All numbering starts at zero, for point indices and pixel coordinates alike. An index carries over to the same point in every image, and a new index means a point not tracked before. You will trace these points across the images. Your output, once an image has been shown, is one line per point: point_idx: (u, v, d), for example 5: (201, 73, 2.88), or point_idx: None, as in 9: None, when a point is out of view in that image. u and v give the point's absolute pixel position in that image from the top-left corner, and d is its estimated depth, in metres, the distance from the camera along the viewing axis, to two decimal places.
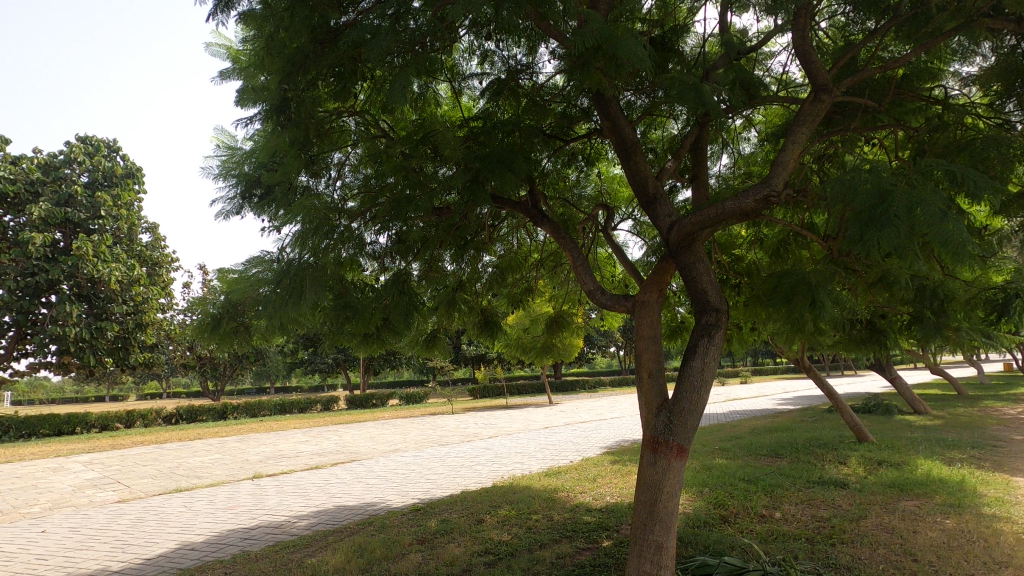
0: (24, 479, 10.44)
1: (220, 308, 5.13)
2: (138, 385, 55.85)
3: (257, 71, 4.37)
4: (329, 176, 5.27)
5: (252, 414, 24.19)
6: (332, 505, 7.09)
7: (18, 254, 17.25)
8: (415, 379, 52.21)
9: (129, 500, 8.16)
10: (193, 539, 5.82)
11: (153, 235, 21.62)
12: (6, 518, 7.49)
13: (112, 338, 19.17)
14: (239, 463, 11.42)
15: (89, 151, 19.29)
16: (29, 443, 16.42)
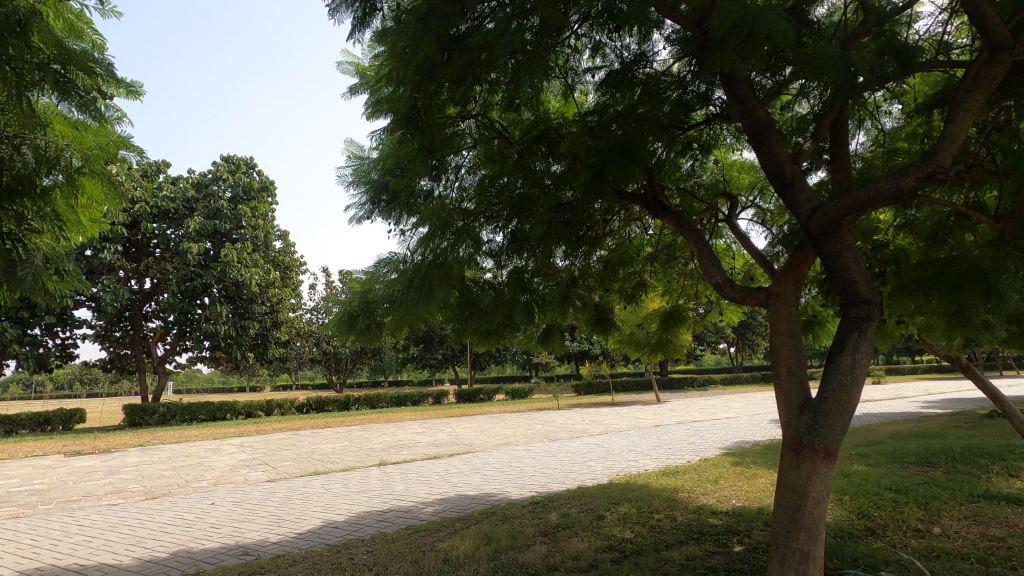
0: (191, 458, 12.02)
1: (355, 306, 5.47)
2: (273, 378, 61.88)
3: (389, 83, 4.64)
4: (447, 179, 5.47)
5: (372, 405, 25.96)
6: (454, 494, 7.41)
7: (179, 262, 19.75)
8: (518, 375, 53.12)
9: (278, 480, 9.09)
10: (335, 518, 6.36)
11: (285, 242, 23.92)
12: (182, 490, 8.66)
13: (254, 335, 21.53)
14: (366, 450, 12.31)
15: (232, 168, 21.72)
16: (192, 427, 18.84)
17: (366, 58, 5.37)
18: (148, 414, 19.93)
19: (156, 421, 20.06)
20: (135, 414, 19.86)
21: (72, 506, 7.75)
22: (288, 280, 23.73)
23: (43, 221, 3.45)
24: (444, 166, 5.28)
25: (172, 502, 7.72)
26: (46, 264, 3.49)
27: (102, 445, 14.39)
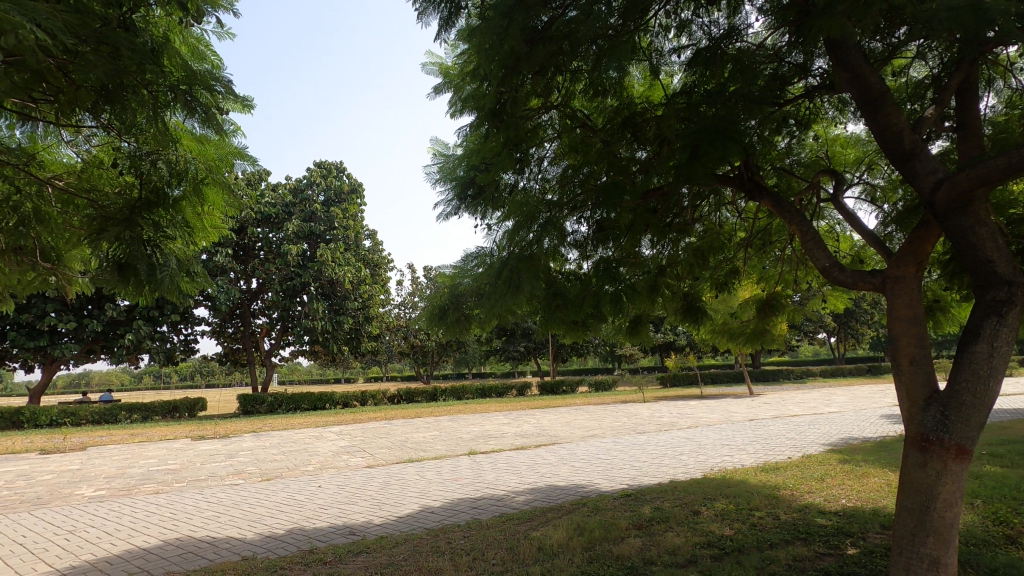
0: (298, 444, 12.98)
1: (446, 299, 5.62)
2: (365, 371, 65.38)
3: (473, 80, 4.72)
4: (531, 171, 5.48)
5: (458, 396, 26.74)
6: (544, 484, 7.47)
7: (280, 263, 21.26)
8: (601, 367, 52.60)
9: (376, 466, 9.60)
10: (431, 504, 6.62)
11: (374, 240, 25.11)
12: (292, 473, 9.39)
13: (348, 329, 22.82)
14: (456, 439, 12.71)
15: (324, 173, 23.16)
16: (296, 415, 20.33)
17: (450, 57, 5.49)
18: (258, 403, 21.73)
19: (265, 409, 21.81)
20: (248, 403, 21.70)
21: (201, 485, 8.63)
22: (378, 277, 24.95)
23: (176, 228, 3.86)
24: (527, 158, 5.31)
25: (285, 484, 8.38)
26: (180, 267, 3.90)
27: (221, 430, 15.88)
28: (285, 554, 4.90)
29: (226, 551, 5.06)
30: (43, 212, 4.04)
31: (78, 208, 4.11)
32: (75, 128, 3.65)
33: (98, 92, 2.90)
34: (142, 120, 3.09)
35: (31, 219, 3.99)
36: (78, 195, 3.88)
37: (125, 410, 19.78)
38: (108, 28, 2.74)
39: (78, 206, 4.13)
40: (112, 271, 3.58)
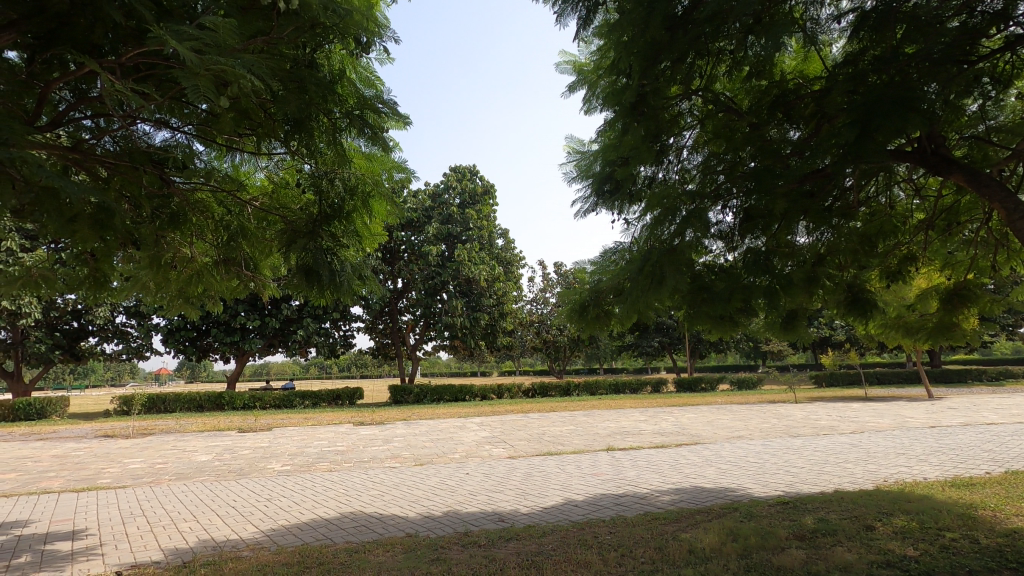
0: (444, 432, 13.89)
1: (586, 295, 5.64)
2: (500, 364, 67.90)
3: (609, 74, 4.69)
4: (669, 163, 5.30)
5: (591, 391, 26.71)
6: (690, 485, 7.20)
7: (423, 263, 22.80)
8: (744, 364, 49.37)
9: (517, 457, 9.95)
10: (574, 497, 6.71)
11: (506, 239, 25.99)
12: (442, 460, 10.09)
13: (485, 325, 23.91)
14: (593, 435, 12.73)
15: (459, 177, 24.48)
16: (440, 406, 21.71)
17: (583, 54, 5.51)
18: (407, 393, 23.55)
19: (413, 400, 23.57)
20: (398, 393, 23.61)
21: (366, 466, 9.63)
22: (511, 274, 25.78)
23: (349, 238, 4.31)
24: (666, 149, 5.13)
25: (436, 469, 9.02)
26: (353, 272, 4.36)
27: (377, 418, 17.51)
28: (443, 534, 5.30)
29: (392, 527, 5.59)
30: (246, 228, 4.79)
31: (271, 224, 4.82)
32: (266, 156, 4.24)
33: (288, 123, 3.39)
34: (320, 141, 3.52)
35: (238, 235, 4.79)
36: (272, 213, 4.55)
37: (299, 397, 22.63)
38: (295, 68, 3.15)
39: (270, 222, 4.83)
40: (300, 277, 4.16)
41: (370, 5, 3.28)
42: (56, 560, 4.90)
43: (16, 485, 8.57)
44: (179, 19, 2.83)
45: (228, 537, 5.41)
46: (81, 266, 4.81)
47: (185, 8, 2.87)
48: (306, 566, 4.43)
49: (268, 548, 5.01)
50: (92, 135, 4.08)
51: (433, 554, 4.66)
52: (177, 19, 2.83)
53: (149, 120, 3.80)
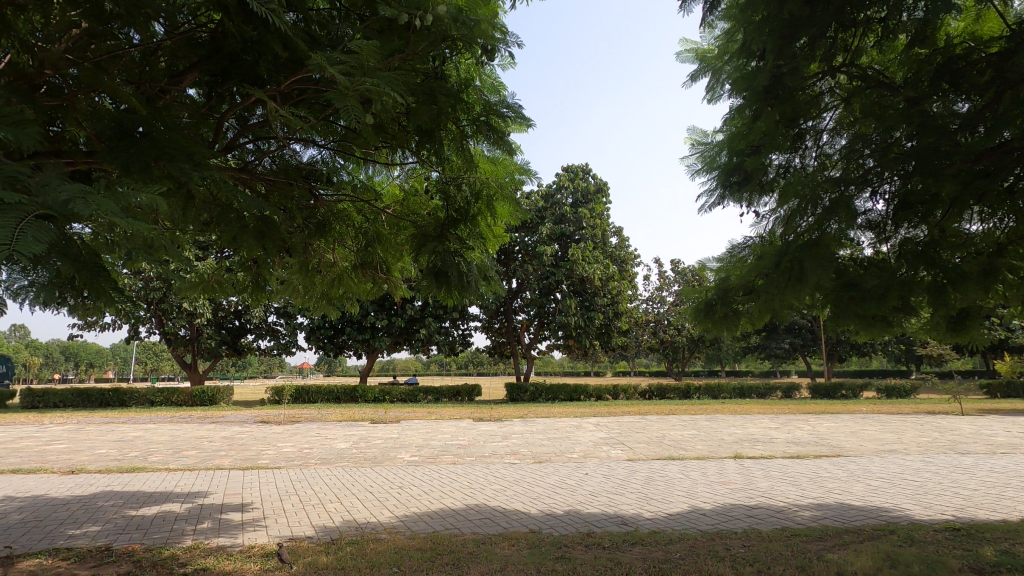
0: (561, 431, 13.95)
1: (712, 294, 5.32)
2: (614, 365, 66.68)
3: (739, 58, 4.39)
4: (805, 149, 4.85)
5: (714, 395, 25.40)
6: (834, 501, 6.56)
7: (537, 263, 23.00)
8: (893, 370, 44.02)
9: (637, 460, 9.71)
10: (702, 506, 6.40)
11: (620, 237, 25.50)
12: (560, 458, 10.15)
13: (599, 324, 23.69)
14: (717, 441, 12.07)
15: (571, 177, 24.45)
16: (555, 404, 21.80)
17: (707, 40, 5.22)
18: (523, 391, 23.93)
19: (529, 398, 23.90)
20: (514, 391, 24.02)
21: (487, 460, 9.96)
22: (625, 273, 25.26)
23: (474, 240, 4.48)
24: (803, 134, 4.70)
25: (555, 468, 9.08)
26: (478, 272, 4.53)
27: (495, 414, 18.00)
28: (566, 532, 5.32)
29: (516, 522, 5.72)
30: (380, 234, 5.15)
31: (402, 230, 5.14)
32: (396, 165, 4.52)
33: (420, 134, 3.60)
34: (450, 147, 3.70)
35: (374, 242, 5.17)
36: (403, 219, 4.84)
37: (422, 392, 23.95)
38: (427, 81, 3.34)
39: (401, 227, 5.14)
40: (430, 277, 4.39)
41: (494, 13, 3.37)
42: (230, 528, 5.63)
43: (197, 461, 10.01)
44: (326, 47, 3.14)
45: (368, 520, 5.86)
46: (246, 271, 5.48)
47: (330, 36, 3.19)
48: (437, 553, 4.67)
49: (403, 533, 5.35)
50: (255, 157, 4.63)
51: (557, 552, 4.68)
52: (324, 46, 3.15)
53: (298, 138, 4.22)
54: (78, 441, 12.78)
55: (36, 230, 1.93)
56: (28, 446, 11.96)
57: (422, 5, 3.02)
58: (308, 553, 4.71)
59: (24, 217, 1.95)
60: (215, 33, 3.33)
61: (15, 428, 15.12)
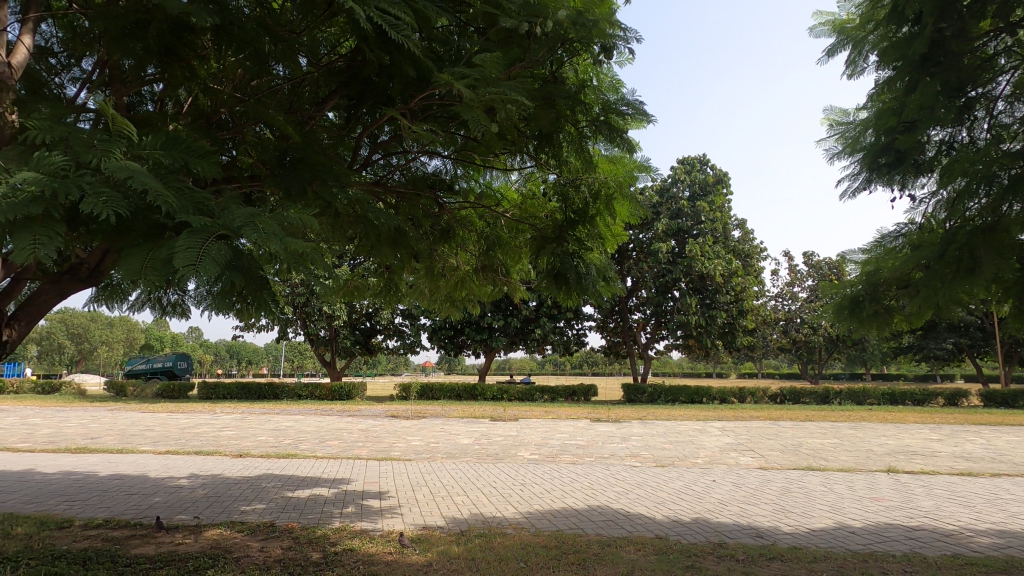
0: (684, 435, 13.40)
1: (859, 290, 4.78)
2: (738, 365, 62.69)
3: (890, 24, 3.90)
4: (976, 120, 4.18)
5: (858, 401, 22.92)
6: (1020, 527, 5.62)
7: (653, 261, 22.23)
8: None
9: (771, 469, 9.06)
10: (850, 523, 5.80)
11: (743, 230, 23.92)
12: (684, 463, 9.76)
13: (722, 323, 22.44)
14: (865, 451, 10.87)
15: (687, 169, 23.42)
16: (676, 407, 21.00)
17: (846, 9, 4.71)
18: (640, 393, 23.26)
19: (647, 399, 23.19)
20: (631, 392, 23.43)
21: (607, 462, 9.85)
22: (750, 268, 23.65)
23: (593, 241, 4.45)
24: (973, 103, 4.05)
25: (679, 473, 8.76)
26: (598, 273, 4.49)
27: (613, 415, 17.76)
28: (695, 541, 5.11)
29: (641, 527, 5.59)
30: (501, 238, 5.30)
31: (521, 232, 5.23)
32: (513, 170, 4.63)
33: (538, 139, 3.66)
34: (568, 149, 3.72)
35: (495, 245, 5.33)
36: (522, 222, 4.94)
37: (539, 392, 24.29)
38: (546, 85, 3.38)
39: (521, 230, 5.26)
40: (550, 279, 4.43)
41: (611, 11, 3.34)
42: (371, 513, 6.12)
43: (340, 450, 11.02)
44: (448, 63, 3.32)
45: (494, 514, 6.07)
46: (379, 277, 5.94)
47: (451, 52, 3.35)
48: (563, 551, 4.72)
49: (528, 529, 5.48)
50: (386, 171, 4.99)
51: (686, 560, 4.51)
52: (446, 63, 3.32)
53: (422, 151, 4.46)
54: (244, 428, 14.66)
55: (218, 250, 2.23)
56: (206, 431, 13.94)
57: (540, 12, 3.08)
58: (441, 542, 4.98)
59: (209, 238, 2.27)
60: (352, 61, 3.66)
61: (195, 416, 17.70)
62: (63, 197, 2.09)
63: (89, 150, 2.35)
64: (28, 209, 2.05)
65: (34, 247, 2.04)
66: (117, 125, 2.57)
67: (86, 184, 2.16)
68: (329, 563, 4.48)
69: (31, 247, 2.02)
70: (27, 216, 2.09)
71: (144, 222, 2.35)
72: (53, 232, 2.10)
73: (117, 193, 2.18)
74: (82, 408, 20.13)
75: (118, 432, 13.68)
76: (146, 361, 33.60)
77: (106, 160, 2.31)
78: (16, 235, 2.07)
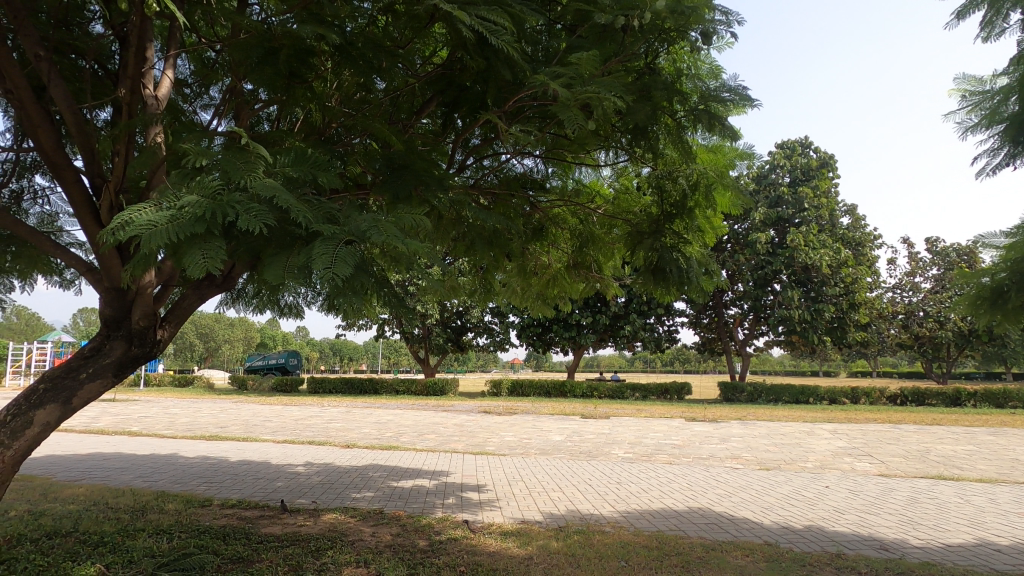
0: (790, 437, 12.59)
1: (1001, 280, 4.24)
2: (848, 363, 57.74)
3: None
4: None
5: (997, 404, 20.35)
6: None
7: (750, 253, 21.06)
8: None
9: (893, 477, 8.29)
10: (994, 539, 5.19)
11: (853, 216, 22.01)
12: (791, 467, 9.19)
13: (830, 318, 20.83)
14: (1009, 460, 9.64)
15: (787, 153, 21.85)
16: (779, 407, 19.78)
17: None
18: (738, 391, 22.11)
19: (746, 398, 22.00)
20: (728, 391, 22.35)
21: (706, 463, 9.49)
22: (861, 257, 21.74)
23: (692, 234, 4.34)
24: None
25: (787, 477, 8.25)
26: (698, 267, 4.37)
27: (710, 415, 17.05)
28: (810, 550, 4.80)
29: (748, 532, 5.34)
30: (594, 234, 5.30)
31: (615, 228, 5.18)
32: (606, 165, 4.60)
33: (635, 134, 3.62)
34: (669, 141, 3.63)
35: (589, 242, 5.32)
36: (616, 218, 4.90)
37: (629, 389, 23.84)
38: (645, 79, 3.33)
39: (614, 226, 5.21)
40: (648, 275, 4.36)
41: None
42: (471, 506, 6.32)
43: (437, 444, 11.47)
44: (542, 63, 3.38)
45: (591, 512, 6.06)
46: (473, 277, 6.11)
47: (544, 52, 3.41)
48: (665, 552, 4.62)
49: (627, 528, 5.42)
50: (481, 172, 5.13)
51: (800, 570, 4.26)
52: (540, 63, 3.38)
53: (515, 152, 4.55)
54: (349, 421, 15.66)
55: (349, 256, 2.41)
56: (316, 423, 15.06)
57: (636, 5, 3.05)
58: (541, 536, 5.05)
59: (339, 244, 2.46)
60: (449, 69, 3.82)
61: (307, 408, 19.18)
62: (221, 216, 2.36)
63: (236, 172, 2.62)
64: (193, 228, 2.33)
65: (199, 260, 2.32)
66: (254, 146, 2.84)
67: (236, 202, 2.42)
68: (436, 550, 4.70)
69: (198, 260, 2.30)
70: (192, 234, 2.37)
71: (282, 233, 2.59)
72: (213, 246, 2.37)
73: (263, 209, 2.42)
74: (212, 399, 22.46)
75: (242, 422, 15.15)
76: (263, 357, 36.93)
77: (250, 180, 2.57)
78: (184, 251, 2.36)
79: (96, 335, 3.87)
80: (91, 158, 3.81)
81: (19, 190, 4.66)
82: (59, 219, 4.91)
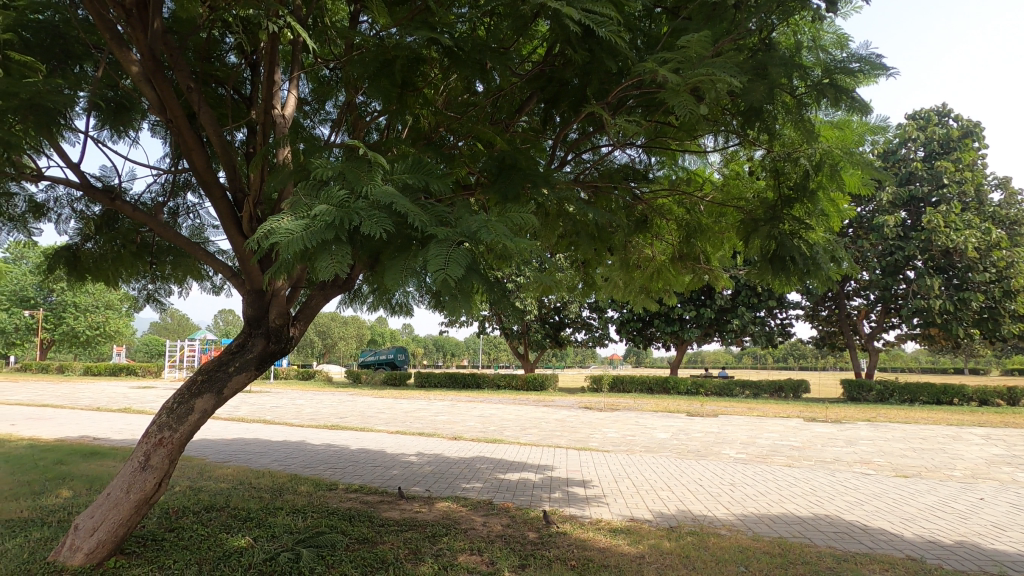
0: (932, 442, 11.25)
1: None
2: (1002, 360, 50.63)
3: None
4: None
5: None
6: None
7: (876, 238, 19.10)
8: None
9: None
10: None
11: (1007, 190, 19.20)
12: (935, 475, 8.21)
13: (978, 308, 18.34)
14: None
15: (921, 124, 19.54)
16: (916, 407, 17.76)
17: None
18: (865, 390, 20.16)
19: (875, 398, 20.01)
20: (853, 389, 20.47)
21: (831, 467, 8.75)
22: (1018, 238, 18.91)
23: (815, 218, 4.01)
24: None
25: (930, 485, 7.39)
26: (823, 255, 4.01)
27: (832, 415, 15.68)
28: (964, 569, 4.26)
29: (886, 544, 4.85)
30: (702, 224, 5.06)
31: (725, 217, 4.90)
32: (714, 150, 4.37)
33: (747, 115, 3.40)
34: (787, 120, 3.36)
35: (696, 232, 5.09)
36: (726, 206, 4.64)
37: (739, 386, 22.57)
38: (759, 56, 3.12)
39: (724, 214, 4.94)
40: (765, 264, 4.10)
41: None
42: (577, 501, 6.33)
43: (540, 438, 11.58)
44: (645, 51, 3.28)
45: (703, 513, 5.82)
46: (575, 272, 6.07)
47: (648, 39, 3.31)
48: (789, 560, 4.34)
49: (744, 532, 5.14)
50: (582, 167, 5.08)
51: None
52: (644, 51, 3.30)
53: (617, 143, 4.46)
54: (454, 414, 16.26)
55: (461, 257, 2.50)
56: (425, 416, 15.81)
57: None
58: (652, 535, 4.94)
59: (452, 246, 2.56)
60: (551, 65, 3.82)
61: (416, 402, 20.20)
62: (348, 223, 2.54)
63: (359, 181, 2.81)
64: (324, 235, 2.53)
65: (329, 265, 2.53)
66: (374, 156, 3.03)
67: (359, 210, 2.61)
68: (545, 543, 4.75)
69: (329, 265, 2.52)
70: (323, 241, 2.58)
71: (400, 236, 2.75)
72: (342, 251, 2.57)
73: (383, 214, 2.59)
74: (332, 392, 24.38)
75: (359, 413, 16.29)
76: (374, 353, 39.40)
77: (372, 189, 2.75)
78: (317, 256, 2.57)
79: (239, 332, 4.30)
80: (233, 175, 4.28)
81: (176, 207, 5.34)
82: (206, 231, 5.56)
